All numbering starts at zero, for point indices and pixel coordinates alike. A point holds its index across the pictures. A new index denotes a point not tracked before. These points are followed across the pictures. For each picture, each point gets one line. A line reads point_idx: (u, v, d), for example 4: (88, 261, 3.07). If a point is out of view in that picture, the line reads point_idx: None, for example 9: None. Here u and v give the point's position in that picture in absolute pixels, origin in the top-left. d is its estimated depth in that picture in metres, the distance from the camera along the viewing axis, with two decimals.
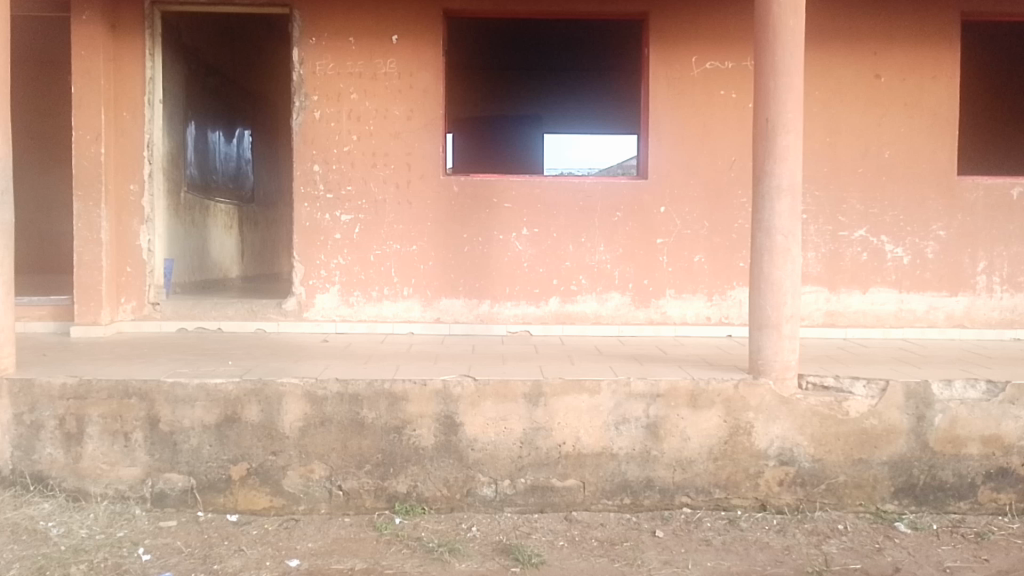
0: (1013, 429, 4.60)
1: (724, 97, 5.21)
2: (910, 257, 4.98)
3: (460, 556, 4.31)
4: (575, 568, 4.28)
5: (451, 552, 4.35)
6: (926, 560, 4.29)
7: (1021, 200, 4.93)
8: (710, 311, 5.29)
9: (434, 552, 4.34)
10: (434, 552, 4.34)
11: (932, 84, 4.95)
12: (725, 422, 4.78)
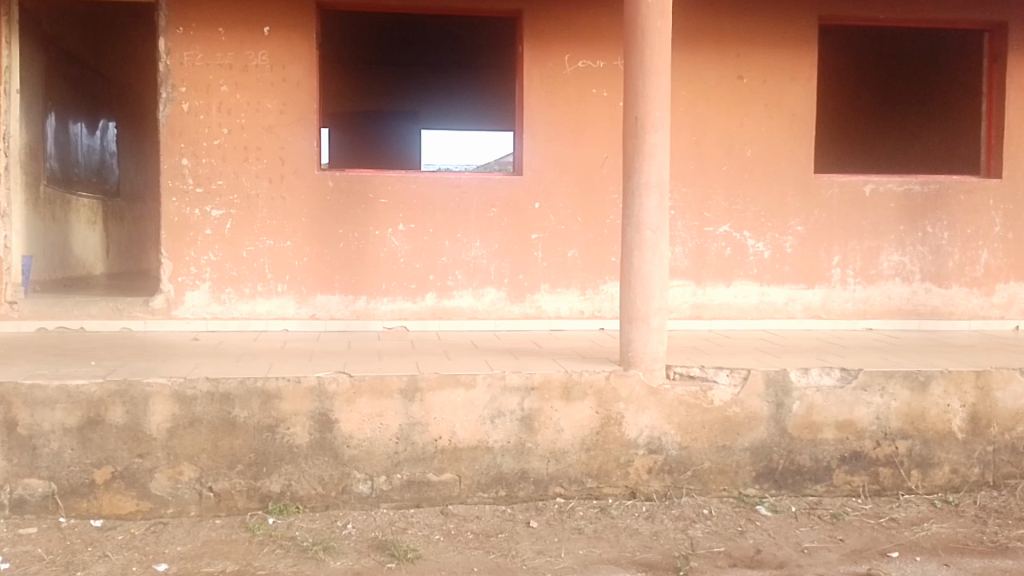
0: (865, 414, 4.66)
1: (595, 96, 5.47)
2: (771, 252, 5.20)
3: (336, 555, 4.18)
4: (450, 561, 4.20)
5: (326, 550, 4.21)
6: (785, 541, 4.39)
7: (873, 197, 5.19)
8: (583, 305, 5.55)
9: (308, 551, 4.19)
10: (309, 551, 4.18)
11: (791, 85, 5.17)
12: (597, 413, 4.77)
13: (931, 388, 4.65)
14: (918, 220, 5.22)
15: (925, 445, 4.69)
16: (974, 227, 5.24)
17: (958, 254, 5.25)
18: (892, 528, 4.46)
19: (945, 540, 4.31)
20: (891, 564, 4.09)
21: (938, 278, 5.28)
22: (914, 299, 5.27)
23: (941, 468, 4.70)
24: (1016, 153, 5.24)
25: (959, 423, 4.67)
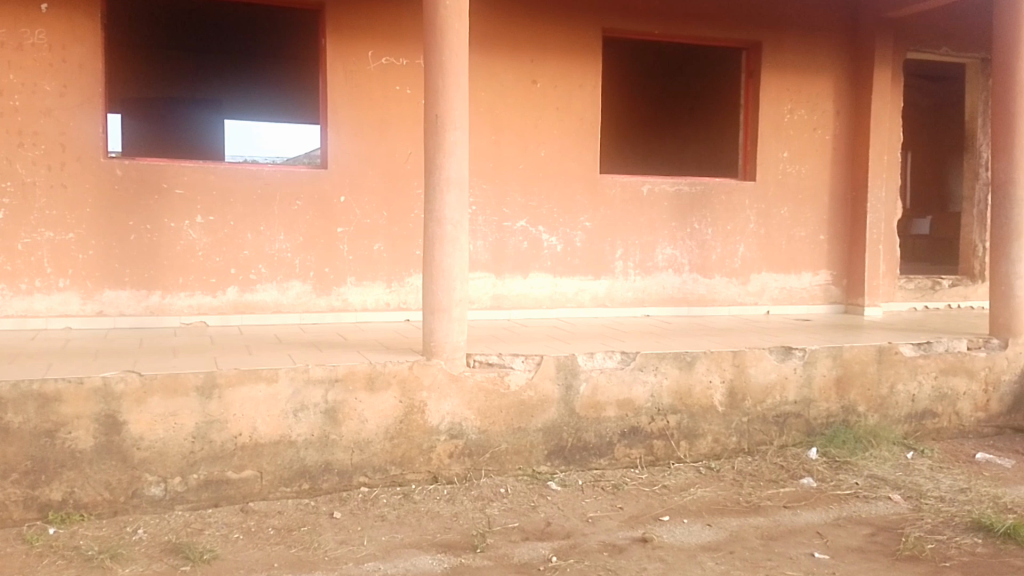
0: (642, 393, 5.15)
1: (400, 93, 5.70)
2: (563, 245, 5.64)
3: (123, 561, 3.94)
4: (249, 559, 4.06)
5: (114, 558, 3.97)
6: (572, 512, 4.73)
7: (649, 196, 5.77)
8: (389, 297, 5.75)
9: (93, 559, 3.94)
10: (94, 559, 3.93)
11: (579, 91, 5.62)
12: (400, 402, 4.86)
13: (696, 368, 5.16)
14: (688, 218, 5.85)
15: (692, 418, 5.20)
16: (733, 224, 5.94)
17: (720, 247, 5.93)
18: (664, 494, 4.91)
19: (709, 503, 4.79)
20: (662, 527, 4.53)
21: (704, 270, 5.93)
22: (685, 289, 5.90)
23: (705, 438, 5.23)
24: (767, 158, 5.96)
25: (720, 398, 5.19)
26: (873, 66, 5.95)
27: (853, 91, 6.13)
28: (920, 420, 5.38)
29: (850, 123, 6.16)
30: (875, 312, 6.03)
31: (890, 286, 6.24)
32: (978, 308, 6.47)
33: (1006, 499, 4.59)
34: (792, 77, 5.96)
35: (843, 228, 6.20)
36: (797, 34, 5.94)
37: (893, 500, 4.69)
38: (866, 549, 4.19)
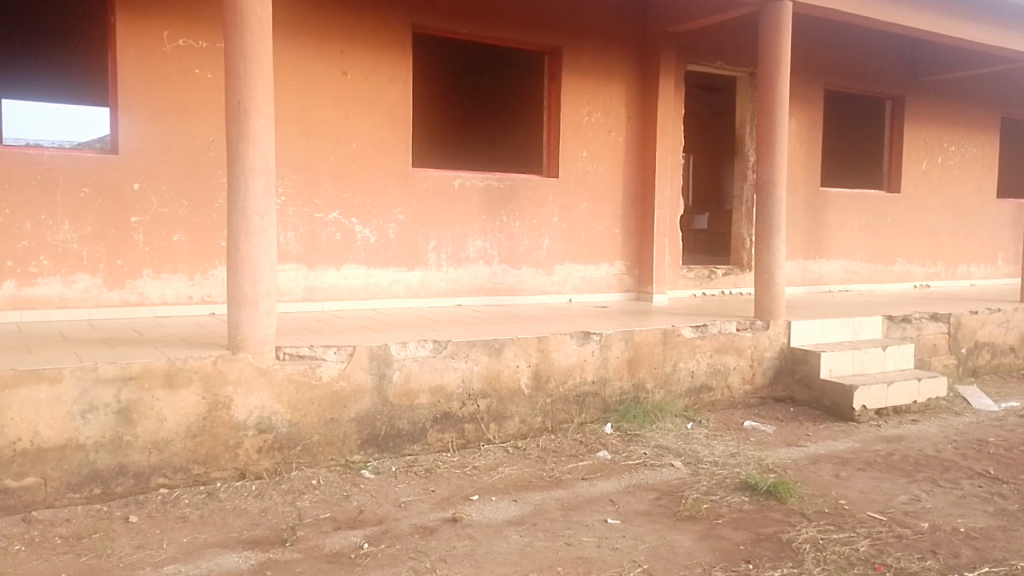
0: (453, 379, 5.33)
1: (200, 77, 5.50)
2: (376, 237, 5.73)
3: None
4: (31, 571, 3.75)
5: None
6: (385, 499, 4.80)
7: (461, 190, 5.97)
8: (191, 290, 5.54)
9: None
10: None
11: (390, 85, 5.76)
12: (203, 398, 4.66)
13: (504, 353, 5.44)
14: (497, 211, 6.12)
15: (500, 401, 5.47)
16: (538, 218, 6.29)
17: (526, 239, 6.25)
18: (474, 474, 5.13)
19: (515, 480, 5.07)
20: (471, 506, 4.73)
21: (512, 261, 6.23)
22: (494, 279, 6.17)
23: (512, 420, 5.52)
24: (568, 157, 6.37)
25: (526, 380, 5.50)
26: (659, 75, 6.54)
27: (642, 97, 6.70)
28: (698, 394, 6.00)
29: (643, 126, 6.72)
30: (661, 299, 6.66)
31: (675, 275, 6.88)
32: (746, 294, 7.31)
33: (767, 460, 5.24)
34: (590, 82, 6.42)
35: (635, 222, 6.76)
36: (596, 42, 6.42)
37: (675, 467, 5.21)
38: (652, 512, 4.64)
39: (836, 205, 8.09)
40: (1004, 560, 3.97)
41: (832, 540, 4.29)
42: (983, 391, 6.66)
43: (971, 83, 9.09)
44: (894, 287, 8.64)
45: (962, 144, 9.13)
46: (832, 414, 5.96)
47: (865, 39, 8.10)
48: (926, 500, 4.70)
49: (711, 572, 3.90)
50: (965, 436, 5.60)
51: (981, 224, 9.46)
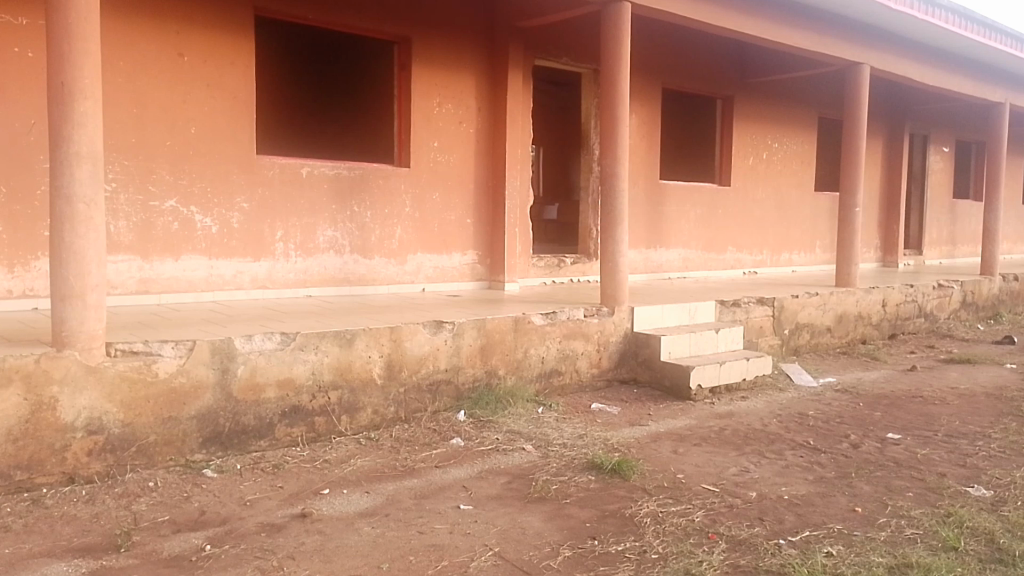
0: (302, 371, 5.18)
1: (21, 57, 5.07)
2: (218, 227, 5.59)
3: None
4: None
5: None
6: (229, 497, 4.59)
7: (309, 178, 5.92)
8: (10, 283, 5.12)
9: None
10: None
11: (230, 69, 5.63)
12: (25, 400, 4.27)
13: (355, 344, 5.35)
14: (347, 201, 6.11)
15: (352, 392, 5.39)
16: (390, 208, 6.32)
17: (378, 229, 6.27)
18: (324, 468, 5.03)
19: (367, 471, 5.02)
20: (321, 500, 4.62)
21: (364, 251, 6.23)
22: (346, 269, 6.16)
23: (364, 411, 5.46)
24: (419, 147, 6.42)
25: (378, 370, 5.45)
26: (508, 68, 6.68)
27: (492, 89, 6.83)
28: (548, 379, 6.18)
29: (493, 118, 6.83)
30: (512, 287, 6.85)
31: (526, 264, 7.08)
32: (594, 282, 7.60)
33: (613, 440, 5.47)
34: (441, 73, 6.48)
35: (487, 212, 6.90)
36: (446, 35, 6.48)
37: (526, 451, 5.33)
38: (503, 496, 4.74)
39: (674, 197, 8.57)
40: (821, 522, 4.34)
41: (670, 513, 4.55)
42: (803, 368, 7.26)
43: (795, 86, 9.88)
44: (727, 273, 9.27)
45: (785, 142, 9.87)
46: (672, 393, 6.30)
47: (701, 42, 8.64)
48: (754, 471, 5.06)
49: (559, 550, 4.02)
50: (787, 410, 6.10)
51: (802, 216, 10.30)
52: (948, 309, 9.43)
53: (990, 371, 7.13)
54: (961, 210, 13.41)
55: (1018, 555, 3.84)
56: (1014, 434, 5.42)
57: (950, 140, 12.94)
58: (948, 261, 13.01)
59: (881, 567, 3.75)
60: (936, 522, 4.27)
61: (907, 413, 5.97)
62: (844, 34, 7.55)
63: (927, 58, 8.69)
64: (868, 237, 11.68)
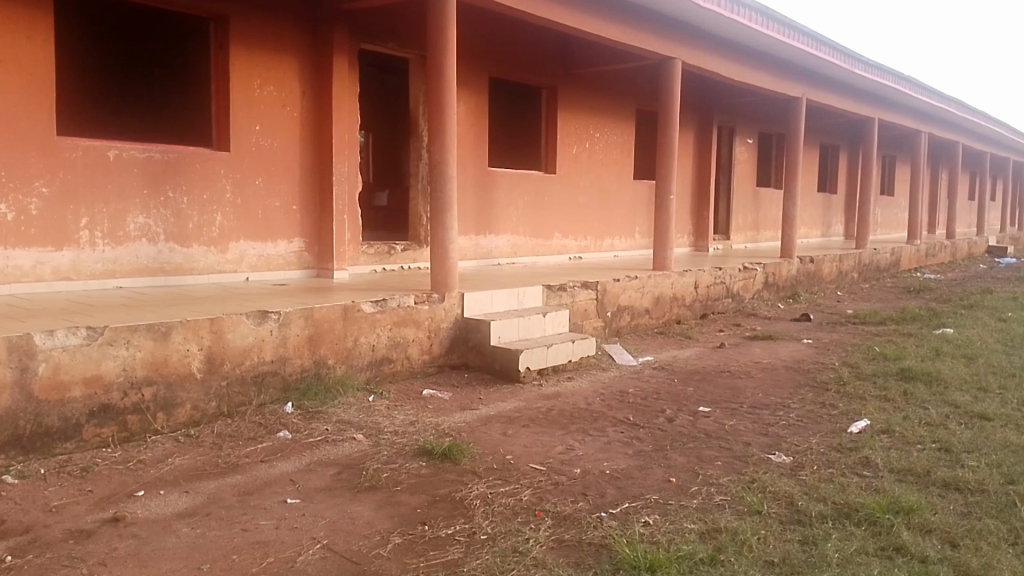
0: (112, 367, 4.74)
1: None
2: (14, 214, 5.26)
3: None
4: None
5: None
6: (32, 504, 4.12)
7: (118, 161, 5.75)
8: None
9: None
10: None
11: (27, 44, 5.25)
12: None
13: (171, 338, 5.01)
14: (160, 185, 6.02)
15: (168, 388, 5.04)
16: (208, 193, 6.33)
17: (196, 216, 6.26)
18: (139, 468, 4.63)
19: (186, 469, 4.67)
20: (137, 503, 4.25)
21: (180, 239, 6.20)
22: (160, 258, 6.08)
23: (183, 407, 5.13)
24: (238, 130, 6.52)
25: (198, 364, 5.16)
26: (332, 57, 6.95)
27: (316, 75, 7.08)
28: (379, 367, 6.15)
29: (315, 102, 7.09)
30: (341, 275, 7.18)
31: (355, 252, 7.41)
32: (425, 268, 8.05)
33: (443, 425, 5.50)
34: (261, 56, 6.62)
35: (314, 201, 7.16)
36: (266, 16, 6.63)
37: (357, 440, 5.23)
38: (332, 487, 4.59)
39: (503, 183, 8.79)
40: (640, 494, 4.55)
41: (499, 493, 4.61)
42: (624, 348, 7.63)
43: (620, 78, 10.42)
44: (554, 259, 9.61)
45: (606, 131, 10.32)
46: (502, 377, 6.47)
47: (534, 34, 8.96)
48: (579, 448, 5.24)
49: (389, 538, 3.97)
50: (609, 388, 6.40)
51: (624, 203, 10.84)
52: (753, 290, 10.19)
53: (790, 346, 7.78)
54: (763, 198, 14.50)
55: (814, 515, 4.19)
56: (809, 403, 5.94)
57: (754, 132, 13.94)
58: (751, 245, 14.03)
59: (693, 533, 3.99)
60: (742, 488, 4.59)
61: (716, 387, 6.40)
62: (660, 30, 8.02)
63: (736, 55, 9.38)
64: (680, 222, 12.39)
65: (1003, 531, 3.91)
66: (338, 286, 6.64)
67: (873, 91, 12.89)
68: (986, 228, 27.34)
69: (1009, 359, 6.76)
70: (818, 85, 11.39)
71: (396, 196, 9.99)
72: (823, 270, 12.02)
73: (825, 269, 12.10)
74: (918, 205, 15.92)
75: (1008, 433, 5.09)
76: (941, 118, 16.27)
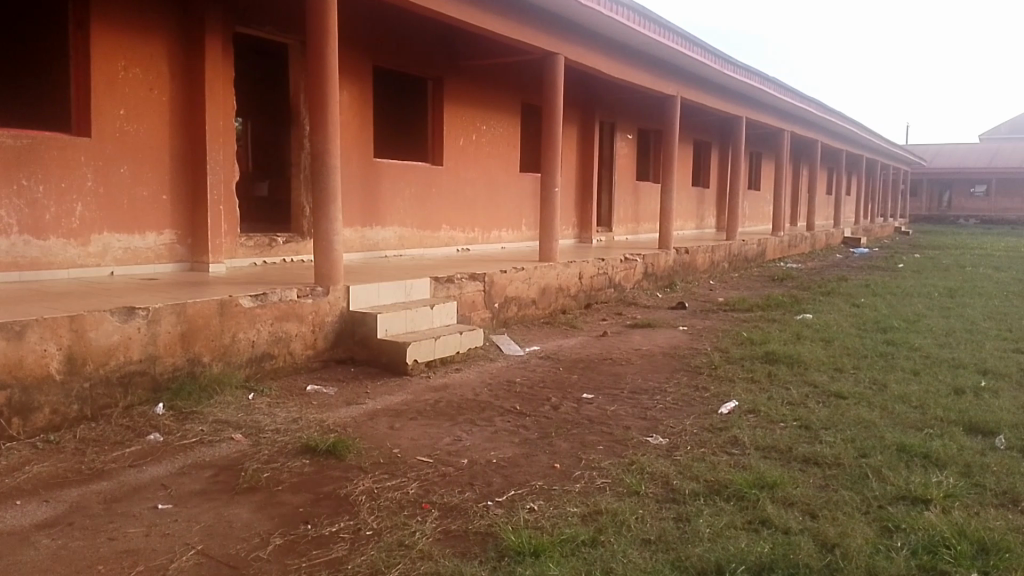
0: None
1: None
2: None
3: None
4: None
5: None
6: None
7: None
8: None
9: None
10: None
11: None
12: None
13: (27, 337, 4.60)
14: (13, 173, 5.57)
15: (25, 392, 4.63)
16: (68, 181, 5.93)
17: (53, 207, 5.85)
18: None
19: (45, 478, 4.35)
20: None
21: (36, 231, 5.77)
22: (13, 252, 5.63)
23: (41, 411, 4.74)
24: (101, 115, 6.13)
25: (58, 365, 4.78)
26: (205, 42, 6.67)
27: (187, 59, 6.76)
28: (259, 363, 5.97)
29: (185, 87, 6.77)
30: (217, 269, 6.93)
31: (232, 244, 7.18)
32: (306, 260, 7.93)
33: (328, 421, 5.40)
34: (125, 36, 6.24)
35: (186, 191, 6.85)
36: None
37: (235, 440, 5.04)
38: (208, 490, 4.40)
39: (389, 173, 8.70)
40: (525, 481, 4.63)
41: (386, 488, 4.57)
42: (511, 338, 7.74)
43: (506, 72, 10.52)
44: (441, 251, 9.61)
45: (492, 124, 10.41)
46: (389, 370, 6.43)
47: (421, 25, 8.91)
48: (466, 439, 5.27)
49: (269, 539, 3.85)
50: (496, 378, 6.48)
51: (510, 196, 10.96)
52: (632, 280, 10.57)
53: (667, 333, 8.14)
54: (643, 192, 15.06)
55: (687, 493, 4.40)
56: (684, 387, 6.24)
57: (633, 129, 14.44)
58: (633, 238, 14.50)
59: (575, 517, 4.11)
60: (621, 470, 4.76)
61: (598, 374, 6.61)
62: (543, 26, 8.19)
63: (615, 53, 9.72)
64: (565, 215, 12.65)
65: (856, 501, 4.24)
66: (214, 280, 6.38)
67: (741, 93, 13.71)
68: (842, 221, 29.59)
69: (861, 342, 7.34)
70: (691, 85, 11.97)
71: (275, 185, 9.67)
72: (696, 261, 12.63)
73: (699, 260, 12.72)
74: (782, 200, 17.05)
75: (860, 410, 5.52)
76: (803, 118, 17.49)
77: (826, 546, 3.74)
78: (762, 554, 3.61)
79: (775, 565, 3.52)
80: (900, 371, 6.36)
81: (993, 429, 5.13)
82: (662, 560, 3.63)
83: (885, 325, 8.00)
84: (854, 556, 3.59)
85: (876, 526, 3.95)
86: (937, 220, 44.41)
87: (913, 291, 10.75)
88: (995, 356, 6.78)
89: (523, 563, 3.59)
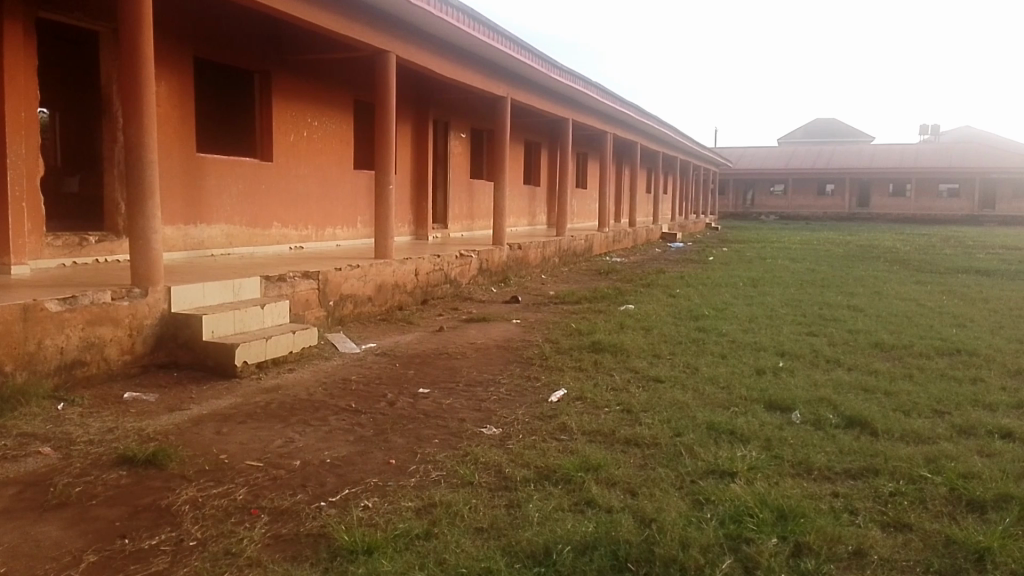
0: None
1: None
2: None
3: None
4: None
5: None
6: None
7: None
8: None
9: None
10: None
11: None
12: None
13: None
14: None
15: None
16: None
17: None
18: None
19: None
20: None
21: None
22: None
23: None
24: None
25: None
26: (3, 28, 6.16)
27: None
28: (69, 371, 5.57)
29: None
30: (20, 271, 6.41)
31: (38, 243, 6.68)
32: (121, 260, 7.52)
33: (147, 429, 5.14)
34: None
35: None
36: None
37: (42, 453, 4.70)
38: (11, 509, 4.08)
39: (212, 168, 8.38)
40: (359, 479, 4.63)
41: (212, 495, 4.41)
42: (348, 336, 7.69)
43: (341, 69, 10.43)
44: (273, 248, 9.37)
45: (324, 121, 10.27)
46: (218, 373, 6.21)
47: (250, 18, 8.67)
48: (298, 440, 5.19)
49: (82, 557, 3.64)
50: (332, 377, 6.43)
51: (345, 192, 10.84)
52: (469, 275, 10.77)
53: (500, 326, 8.39)
54: (476, 189, 15.34)
55: (519, 479, 4.58)
56: (517, 377, 6.47)
57: (467, 128, 14.67)
58: (466, 233, 14.77)
59: (409, 511, 4.17)
60: (456, 462, 4.86)
61: (434, 368, 6.71)
62: (379, 26, 8.30)
63: (450, 55, 9.98)
64: (401, 211, 12.65)
65: (671, 477, 4.57)
66: (18, 282, 5.89)
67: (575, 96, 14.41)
68: (664, 216, 31.42)
69: (677, 329, 7.90)
70: (523, 87, 12.45)
71: (93, 179, 9.01)
72: (529, 256, 13.02)
73: (531, 254, 13.15)
74: (606, 198, 17.93)
75: (675, 392, 5.95)
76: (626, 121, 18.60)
77: (645, 521, 4.01)
78: (586, 534, 3.82)
79: (598, 543, 3.73)
80: (708, 355, 6.90)
81: (790, 405, 5.68)
82: (493, 546, 3.76)
83: (697, 313, 8.65)
84: (669, 529, 3.87)
85: (689, 500, 4.28)
86: (742, 215, 47.81)
87: (724, 281, 11.71)
88: (791, 339, 7.52)
89: (355, 561, 3.61)
